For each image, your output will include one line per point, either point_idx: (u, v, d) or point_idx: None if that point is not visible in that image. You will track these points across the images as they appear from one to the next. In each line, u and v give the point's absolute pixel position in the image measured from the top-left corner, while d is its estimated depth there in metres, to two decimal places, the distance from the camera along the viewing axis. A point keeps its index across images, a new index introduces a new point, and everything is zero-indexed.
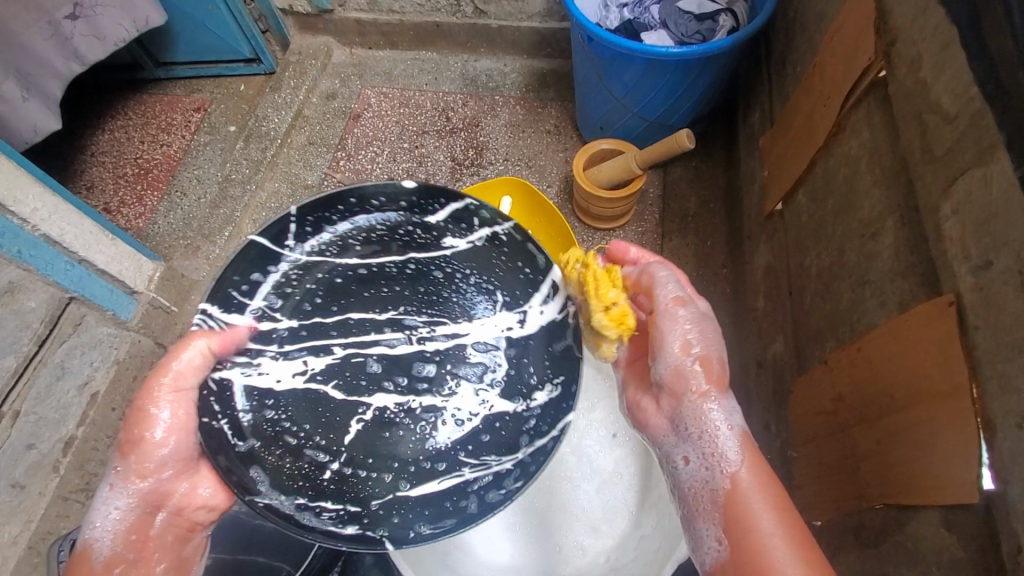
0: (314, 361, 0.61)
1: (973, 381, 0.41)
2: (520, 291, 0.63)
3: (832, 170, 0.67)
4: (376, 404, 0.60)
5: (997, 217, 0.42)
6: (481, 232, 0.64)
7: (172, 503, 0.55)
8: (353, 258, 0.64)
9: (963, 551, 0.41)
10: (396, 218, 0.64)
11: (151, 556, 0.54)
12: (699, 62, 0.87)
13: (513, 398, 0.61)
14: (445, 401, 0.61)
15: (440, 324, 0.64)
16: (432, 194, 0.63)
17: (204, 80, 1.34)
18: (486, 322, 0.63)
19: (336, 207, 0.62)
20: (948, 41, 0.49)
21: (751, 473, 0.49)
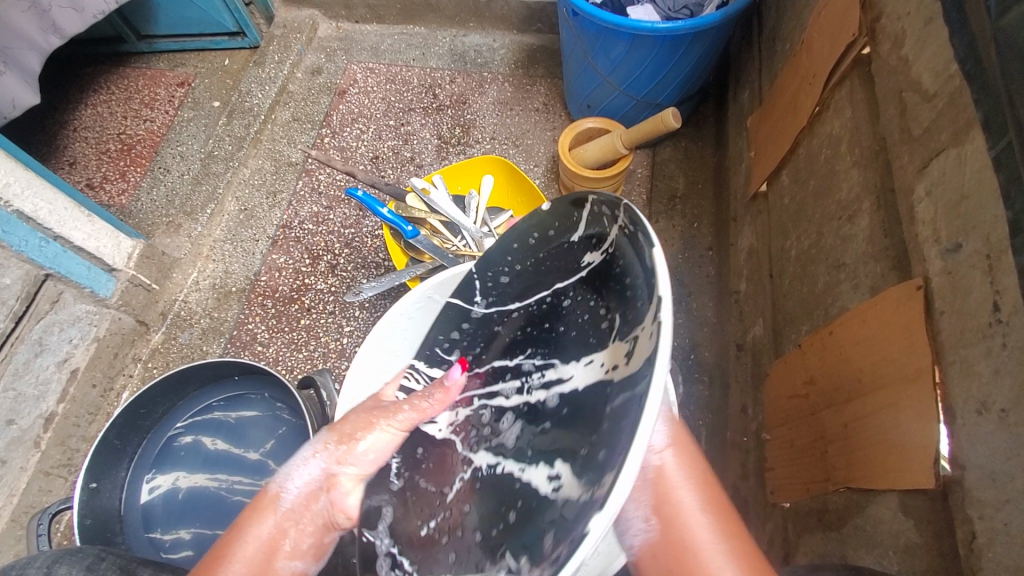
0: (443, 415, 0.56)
1: (936, 365, 0.40)
2: (631, 301, 0.42)
3: (814, 150, 0.66)
4: (477, 465, 0.51)
5: (969, 199, 0.41)
6: (609, 235, 0.46)
7: (334, 492, 0.49)
8: (512, 303, 0.56)
9: (919, 535, 0.41)
10: (539, 251, 0.54)
11: (309, 526, 0.47)
12: (687, 37, 0.84)
13: (582, 477, 0.38)
14: (523, 471, 0.46)
15: (550, 370, 0.50)
16: (570, 214, 0.51)
17: (188, 55, 1.31)
18: (592, 365, 0.45)
19: (505, 258, 0.56)
20: (932, 16, 0.47)
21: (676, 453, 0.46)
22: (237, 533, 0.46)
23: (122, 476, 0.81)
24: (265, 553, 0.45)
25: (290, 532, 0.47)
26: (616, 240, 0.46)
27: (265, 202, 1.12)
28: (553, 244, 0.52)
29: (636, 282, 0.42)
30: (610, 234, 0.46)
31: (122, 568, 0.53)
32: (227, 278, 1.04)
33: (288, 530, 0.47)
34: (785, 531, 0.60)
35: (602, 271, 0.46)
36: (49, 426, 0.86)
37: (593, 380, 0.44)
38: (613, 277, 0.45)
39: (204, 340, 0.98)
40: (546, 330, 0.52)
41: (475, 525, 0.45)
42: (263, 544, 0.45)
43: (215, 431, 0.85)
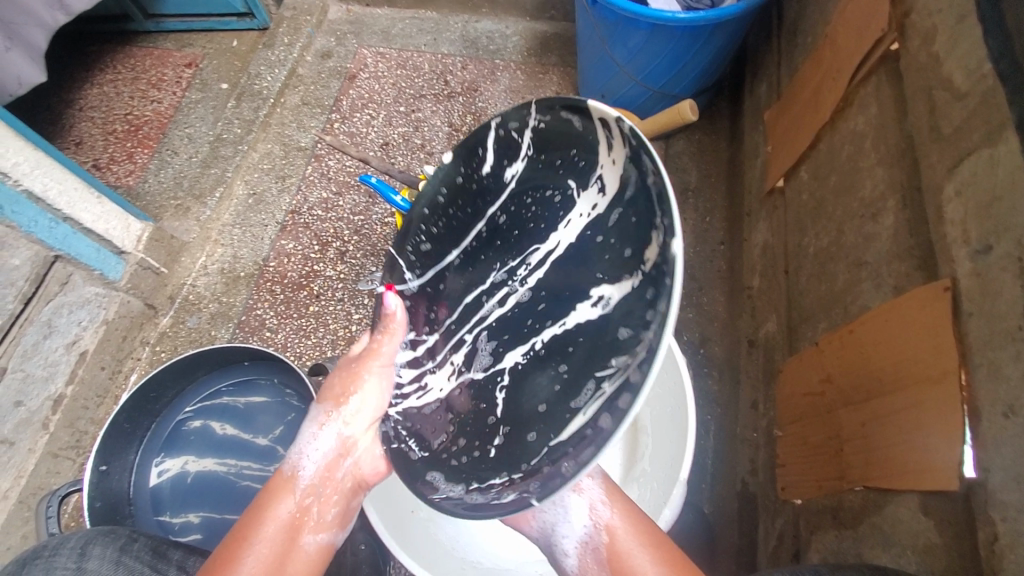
0: (434, 379, 0.56)
1: (962, 367, 0.40)
2: (584, 161, 0.50)
3: (836, 146, 0.65)
4: (507, 365, 0.51)
5: (1001, 201, 0.40)
6: (526, 140, 0.54)
7: (354, 453, 0.54)
8: (453, 251, 0.59)
9: (939, 536, 0.41)
10: (456, 196, 0.59)
11: (330, 497, 0.52)
12: (707, 28, 0.83)
13: (622, 276, 0.44)
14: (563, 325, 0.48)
15: (533, 254, 0.53)
16: (473, 153, 0.58)
17: (196, 35, 1.29)
18: (575, 222, 0.50)
19: (423, 216, 0.61)
20: (966, 12, 0.47)
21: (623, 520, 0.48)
22: (261, 514, 0.49)
23: (131, 459, 0.81)
24: (292, 529, 0.48)
25: (310, 507, 0.50)
26: (535, 144, 0.54)
27: (274, 187, 1.11)
28: (473, 180, 0.58)
29: (582, 140, 0.50)
30: (524, 144, 0.54)
31: (154, 549, 0.54)
32: (235, 263, 1.03)
33: (309, 506, 0.50)
34: (796, 527, 0.60)
35: (538, 165, 0.53)
36: (57, 408, 0.86)
37: (582, 229, 0.49)
38: (552, 161, 0.53)
39: (213, 325, 0.98)
40: (513, 236, 0.55)
41: (542, 396, 0.46)
42: (286, 518, 0.48)
43: (222, 416, 0.86)
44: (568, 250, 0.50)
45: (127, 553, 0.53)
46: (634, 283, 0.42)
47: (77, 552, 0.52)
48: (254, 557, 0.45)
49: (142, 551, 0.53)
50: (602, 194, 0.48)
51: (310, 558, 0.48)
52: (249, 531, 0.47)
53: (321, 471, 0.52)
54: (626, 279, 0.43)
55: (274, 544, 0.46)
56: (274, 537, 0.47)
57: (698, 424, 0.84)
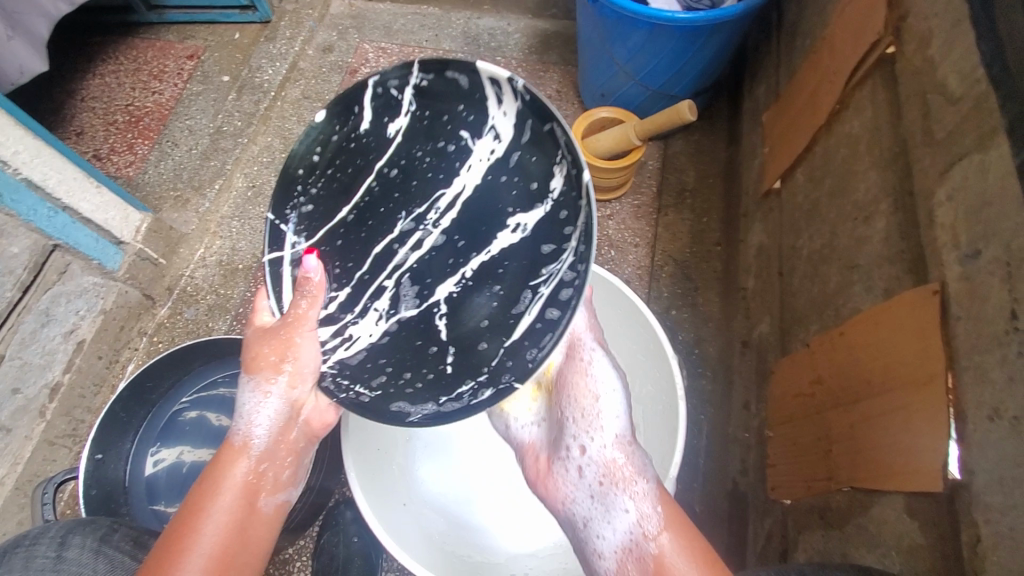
0: (360, 329, 0.57)
1: (949, 370, 0.41)
2: (473, 112, 0.53)
3: (832, 149, 0.66)
4: (440, 297, 0.56)
5: (991, 206, 0.41)
6: (406, 99, 0.56)
7: (303, 413, 0.57)
8: (342, 210, 0.58)
9: (923, 537, 0.42)
10: (336, 155, 0.57)
11: (283, 458, 0.55)
12: (707, 29, 0.83)
13: (533, 205, 0.52)
14: (490, 254, 0.54)
15: (441, 198, 0.57)
16: (348, 111, 0.56)
17: (198, 27, 1.29)
18: (475, 166, 0.55)
19: (297, 177, 0.57)
20: (961, 17, 0.47)
21: (672, 536, 0.47)
22: (214, 484, 0.51)
23: (126, 448, 0.80)
24: (248, 494, 0.52)
25: (265, 471, 0.53)
26: (417, 101, 0.55)
27: (273, 180, 1.11)
28: (358, 141, 0.57)
29: (469, 97, 0.53)
30: (404, 102, 0.56)
31: (136, 539, 0.55)
32: (233, 255, 1.04)
33: (263, 470, 0.53)
34: (784, 527, 0.60)
35: (421, 126, 0.56)
36: (54, 396, 0.86)
37: (485, 172, 0.54)
38: (435, 117, 0.55)
39: (210, 317, 0.98)
40: (413, 186, 0.58)
41: (484, 317, 0.53)
42: (242, 484, 0.52)
43: (220, 408, 0.85)
44: (475, 193, 0.55)
45: (108, 542, 0.54)
46: (545, 209, 0.51)
47: (57, 542, 0.53)
48: (215, 525, 0.48)
49: (123, 541, 0.54)
50: (498, 140, 0.53)
51: (269, 518, 0.52)
52: (206, 501, 0.49)
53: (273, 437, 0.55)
54: (536, 207, 0.51)
55: (233, 510, 0.50)
56: (232, 503, 0.50)
57: (691, 423, 0.84)
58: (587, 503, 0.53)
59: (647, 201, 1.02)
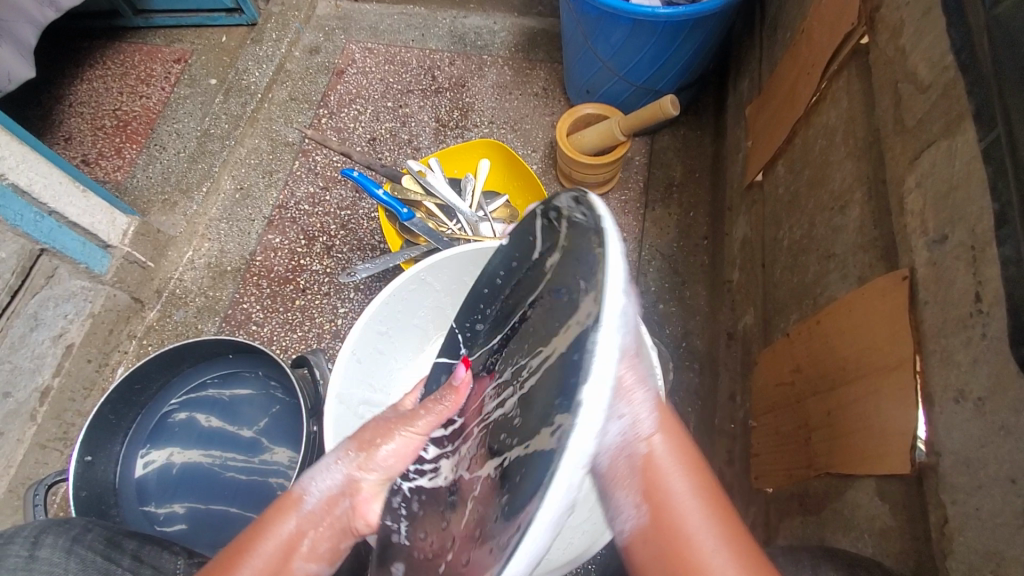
0: (446, 465, 0.52)
1: (917, 354, 0.41)
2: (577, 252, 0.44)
3: (810, 140, 0.66)
4: (496, 454, 0.47)
5: (957, 191, 0.41)
6: (555, 230, 0.48)
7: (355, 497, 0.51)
8: (496, 340, 0.58)
9: (893, 519, 0.42)
10: (504, 279, 0.58)
11: (326, 531, 0.49)
12: (688, 23, 0.84)
13: (571, 374, 0.38)
14: (524, 448, 0.39)
15: (539, 357, 0.45)
16: (522, 239, 0.54)
17: (185, 30, 1.30)
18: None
19: (482, 300, 0.62)
20: (930, 6, 0.47)
21: (665, 436, 0.41)
22: (260, 532, 0.47)
23: (116, 451, 0.81)
24: (284, 553, 0.46)
25: (307, 533, 0.48)
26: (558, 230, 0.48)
27: (261, 181, 1.11)
28: (512, 269, 0.56)
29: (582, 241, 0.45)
30: (553, 230, 0.48)
31: (108, 539, 0.55)
32: (222, 257, 1.04)
33: (306, 532, 0.48)
34: (767, 515, 0.61)
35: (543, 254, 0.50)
36: (45, 400, 0.87)
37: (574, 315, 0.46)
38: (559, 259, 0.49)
39: (199, 319, 0.99)
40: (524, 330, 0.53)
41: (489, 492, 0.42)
42: (287, 536, 0.47)
43: (210, 409, 0.86)
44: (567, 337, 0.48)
45: (81, 542, 0.53)
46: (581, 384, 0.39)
47: (31, 539, 0.53)
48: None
49: (95, 541, 0.54)
50: (585, 295, 0.45)
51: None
52: (246, 548, 0.46)
53: (321, 504, 0.49)
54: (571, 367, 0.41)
55: (264, 564, 0.45)
56: (266, 557, 0.46)
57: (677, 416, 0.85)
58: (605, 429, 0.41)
59: (633, 196, 1.03)
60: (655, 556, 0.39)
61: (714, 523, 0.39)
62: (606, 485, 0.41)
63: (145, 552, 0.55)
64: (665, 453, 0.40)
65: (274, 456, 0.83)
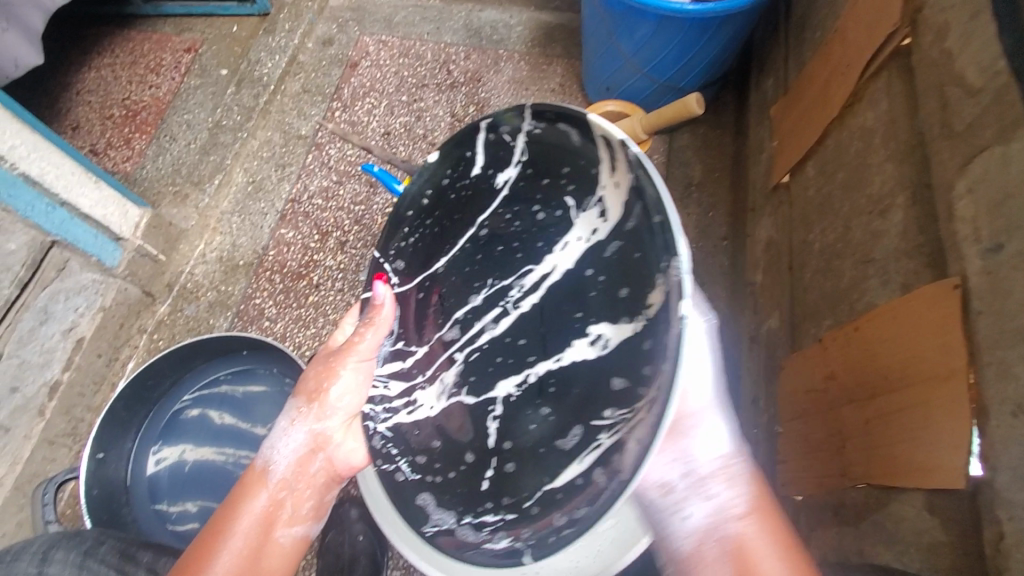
0: (425, 396, 0.57)
1: (971, 367, 0.40)
2: (574, 184, 0.50)
3: (844, 142, 0.65)
4: (499, 395, 0.52)
5: (1015, 199, 0.40)
6: (519, 146, 0.54)
7: (327, 450, 0.58)
8: (438, 266, 0.58)
9: (942, 534, 0.41)
10: (442, 197, 0.59)
11: (304, 489, 0.57)
12: (716, 20, 0.82)
13: (621, 318, 0.44)
14: (558, 360, 0.48)
15: (527, 275, 0.52)
16: (461, 156, 0.58)
17: (196, 20, 1.28)
18: (572, 246, 0.49)
19: (404, 223, 0.61)
20: (983, 7, 0.46)
21: (757, 521, 0.46)
22: (233, 512, 0.53)
23: (127, 447, 0.80)
24: (266, 524, 0.54)
25: (282, 501, 0.55)
26: (528, 150, 0.53)
27: (273, 175, 1.09)
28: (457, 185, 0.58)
29: (578, 158, 0.50)
30: (518, 148, 0.54)
31: (121, 552, 0.54)
32: (234, 251, 1.02)
33: (282, 500, 0.55)
34: (796, 523, 0.60)
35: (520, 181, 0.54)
36: (54, 394, 0.85)
37: (581, 255, 0.49)
38: (552, 177, 0.52)
39: (211, 313, 0.97)
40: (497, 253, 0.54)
41: (537, 438, 0.49)
42: (263, 510, 0.54)
43: (221, 405, 0.85)
44: (565, 278, 0.49)
45: (92, 556, 0.52)
46: (634, 328, 0.43)
47: (38, 558, 0.51)
48: (229, 553, 0.50)
49: (107, 555, 0.53)
50: (605, 220, 0.47)
51: (282, 549, 0.54)
52: (226, 529, 0.52)
53: (291, 470, 0.56)
54: (625, 322, 0.44)
55: (246, 539, 0.52)
56: (247, 533, 0.52)
57: None
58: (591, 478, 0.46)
59: None
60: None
61: None
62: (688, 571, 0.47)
63: (160, 566, 0.55)
64: (755, 534, 0.46)
65: None
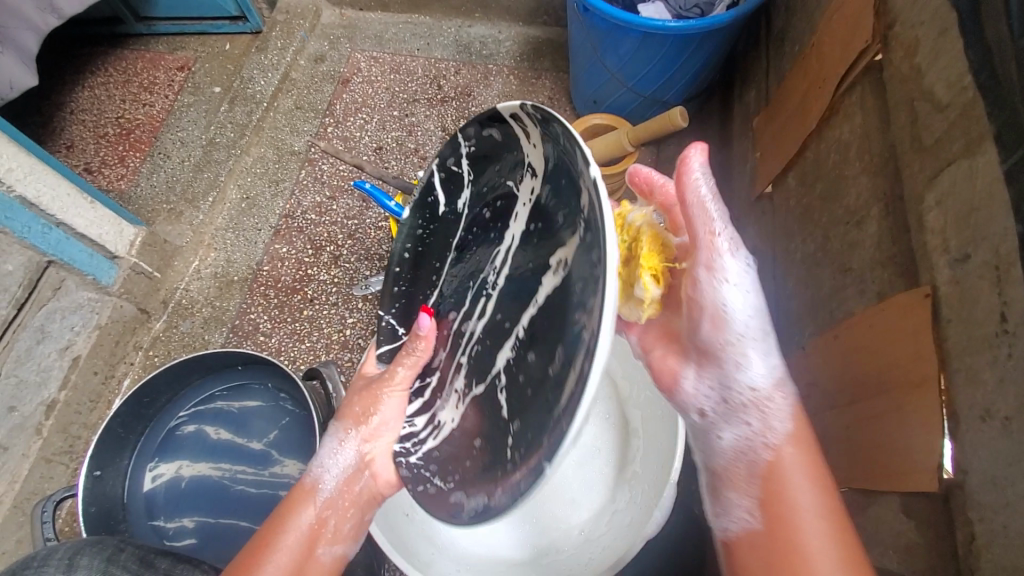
0: (444, 415, 0.56)
1: (941, 372, 0.41)
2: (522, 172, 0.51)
3: (822, 155, 0.67)
4: (501, 368, 0.50)
5: (978, 211, 0.41)
6: (467, 171, 0.59)
7: (371, 466, 0.57)
8: (434, 296, 0.61)
9: (920, 536, 0.42)
10: (414, 249, 0.65)
11: (346, 510, 0.55)
12: (696, 37, 0.85)
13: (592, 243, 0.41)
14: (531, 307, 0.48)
15: (498, 255, 0.54)
16: (426, 203, 0.63)
17: (188, 38, 1.29)
18: (521, 213, 0.51)
19: (402, 277, 0.65)
20: (947, 26, 0.48)
21: (796, 449, 0.45)
22: (280, 525, 0.52)
23: (124, 465, 0.81)
24: (309, 540, 0.52)
25: (328, 520, 0.54)
26: (471, 169, 0.58)
27: (267, 191, 1.11)
28: (439, 232, 0.62)
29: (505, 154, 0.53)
30: (465, 177, 0.59)
31: (139, 558, 0.52)
32: (229, 267, 1.04)
33: (327, 517, 0.54)
34: None
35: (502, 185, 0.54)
36: (51, 413, 0.86)
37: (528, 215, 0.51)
38: (491, 185, 0.56)
39: (206, 329, 0.98)
40: (475, 259, 0.57)
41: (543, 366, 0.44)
42: (307, 527, 0.52)
43: (218, 421, 0.86)
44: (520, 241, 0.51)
45: (115, 562, 0.52)
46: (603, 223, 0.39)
47: (65, 563, 0.51)
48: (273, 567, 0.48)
49: (128, 561, 0.52)
50: (536, 178, 0.49)
51: (323, 569, 0.51)
52: (271, 543, 0.50)
53: (338, 485, 0.55)
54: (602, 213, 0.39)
55: (292, 554, 0.50)
56: (291, 550, 0.50)
57: None
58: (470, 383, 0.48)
59: None
60: (765, 561, 0.42)
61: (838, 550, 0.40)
62: (719, 486, 0.48)
63: (179, 570, 0.52)
64: (793, 461, 0.44)
65: (284, 468, 0.83)
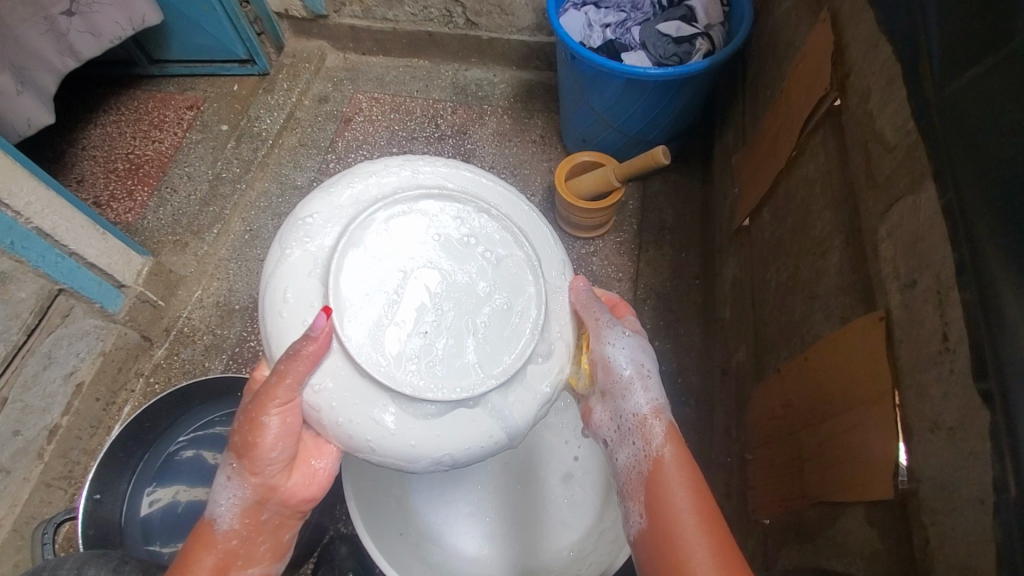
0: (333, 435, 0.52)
1: (896, 389, 0.45)
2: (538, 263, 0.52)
3: (792, 190, 0.72)
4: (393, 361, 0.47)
5: (923, 241, 0.46)
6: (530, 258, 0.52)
7: (274, 496, 0.53)
8: (458, 363, 0.48)
9: (882, 543, 0.45)
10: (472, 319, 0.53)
11: (252, 535, 0.53)
12: (676, 82, 0.91)
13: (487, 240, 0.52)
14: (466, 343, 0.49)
15: (463, 298, 0.50)
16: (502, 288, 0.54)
17: (198, 79, 1.36)
18: (493, 275, 0.51)
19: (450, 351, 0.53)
20: (892, 76, 0.53)
21: (674, 449, 0.51)
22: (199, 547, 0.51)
23: (123, 488, 0.82)
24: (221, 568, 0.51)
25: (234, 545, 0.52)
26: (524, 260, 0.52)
27: (271, 224, 1.16)
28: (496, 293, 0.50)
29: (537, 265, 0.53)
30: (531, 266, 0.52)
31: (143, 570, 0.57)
32: (231, 296, 1.08)
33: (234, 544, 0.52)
34: (765, 545, 0.64)
35: (499, 262, 0.51)
36: (52, 438, 0.87)
37: (499, 273, 0.51)
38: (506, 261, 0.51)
39: (207, 357, 1.02)
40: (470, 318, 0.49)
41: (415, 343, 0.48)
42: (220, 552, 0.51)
43: (216, 446, 0.88)
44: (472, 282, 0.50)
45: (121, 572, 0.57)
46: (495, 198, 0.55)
47: (76, 571, 0.55)
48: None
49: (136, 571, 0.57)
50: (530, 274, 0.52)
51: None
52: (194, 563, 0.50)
53: (240, 518, 0.52)
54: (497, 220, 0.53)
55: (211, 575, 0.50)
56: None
57: None
58: (377, 331, 0.47)
59: (628, 238, 1.08)
60: (656, 551, 0.46)
61: (709, 538, 0.45)
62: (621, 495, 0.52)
63: None
64: (670, 465, 0.50)
65: None
